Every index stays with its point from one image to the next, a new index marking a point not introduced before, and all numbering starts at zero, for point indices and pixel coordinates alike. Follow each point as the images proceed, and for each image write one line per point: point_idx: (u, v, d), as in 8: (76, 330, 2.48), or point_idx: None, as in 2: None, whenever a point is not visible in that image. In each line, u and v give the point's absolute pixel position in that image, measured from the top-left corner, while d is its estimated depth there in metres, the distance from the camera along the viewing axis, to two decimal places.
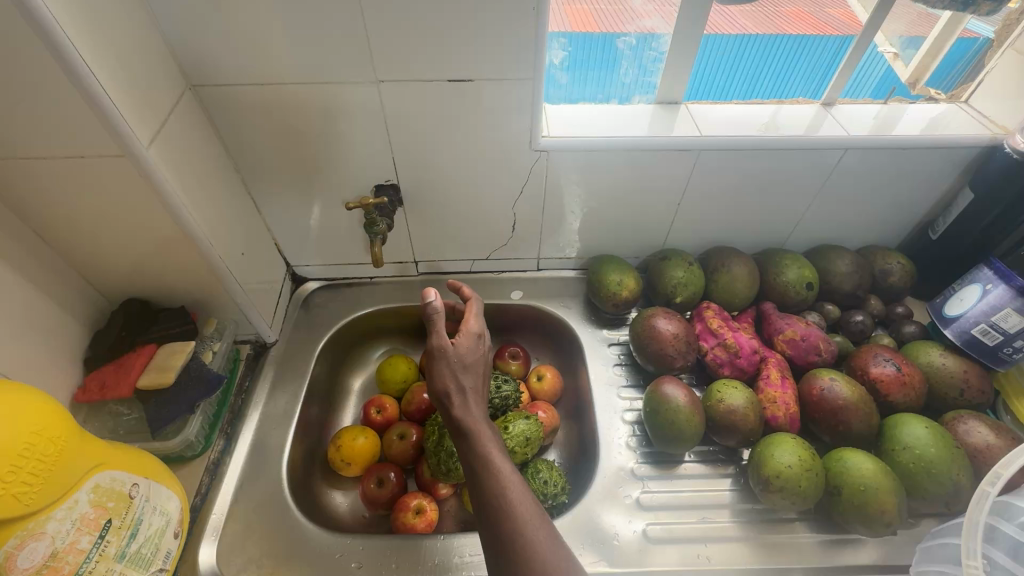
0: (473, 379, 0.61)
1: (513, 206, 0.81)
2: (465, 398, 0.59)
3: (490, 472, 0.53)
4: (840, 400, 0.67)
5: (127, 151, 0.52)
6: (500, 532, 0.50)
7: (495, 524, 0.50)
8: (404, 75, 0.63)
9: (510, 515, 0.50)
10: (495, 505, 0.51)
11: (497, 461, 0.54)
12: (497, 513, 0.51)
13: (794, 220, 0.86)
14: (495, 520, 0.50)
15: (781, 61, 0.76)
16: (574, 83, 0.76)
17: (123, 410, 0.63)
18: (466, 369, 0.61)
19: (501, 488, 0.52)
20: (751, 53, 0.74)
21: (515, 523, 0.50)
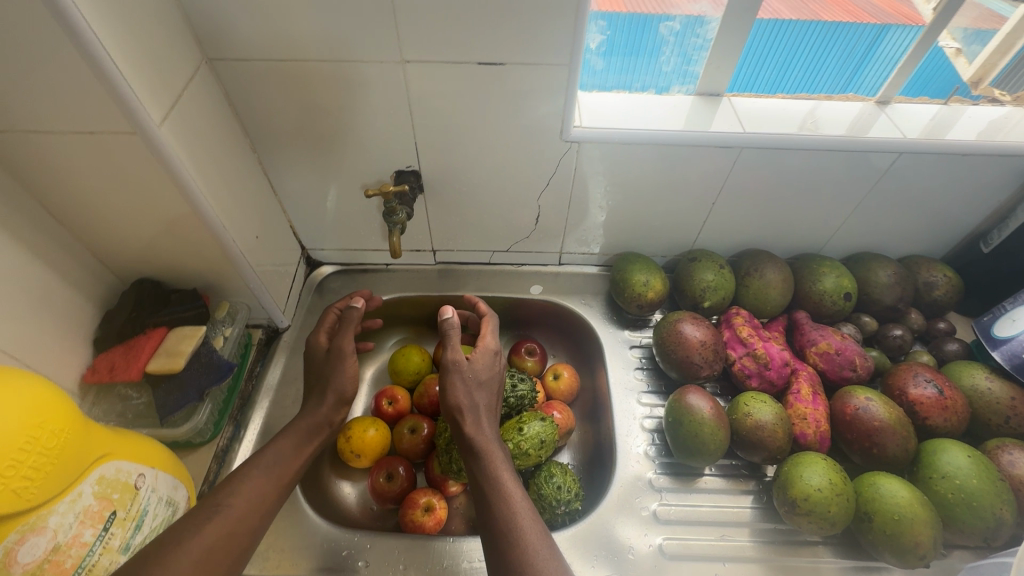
0: (487, 398, 0.61)
1: (539, 197, 0.77)
2: (478, 416, 0.58)
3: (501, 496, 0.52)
4: (876, 421, 0.63)
5: (139, 130, 0.49)
6: (508, 555, 0.48)
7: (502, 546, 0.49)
8: (431, 56, 0.59)
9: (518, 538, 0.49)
10: (503, 527, 0.50)
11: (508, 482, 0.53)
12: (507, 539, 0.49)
13: (835, 225, 0.81)
14: (502, 541, 0.49)
15: (838, 54, 0.71)
16: (609, 69, 0.71)
17: (133, 394, 0.62)
18: (480, 387, 0.61)
19: (512, 511, 0.51)
20: (806, 44, 0.69)
21: (525, 549, 0.48)
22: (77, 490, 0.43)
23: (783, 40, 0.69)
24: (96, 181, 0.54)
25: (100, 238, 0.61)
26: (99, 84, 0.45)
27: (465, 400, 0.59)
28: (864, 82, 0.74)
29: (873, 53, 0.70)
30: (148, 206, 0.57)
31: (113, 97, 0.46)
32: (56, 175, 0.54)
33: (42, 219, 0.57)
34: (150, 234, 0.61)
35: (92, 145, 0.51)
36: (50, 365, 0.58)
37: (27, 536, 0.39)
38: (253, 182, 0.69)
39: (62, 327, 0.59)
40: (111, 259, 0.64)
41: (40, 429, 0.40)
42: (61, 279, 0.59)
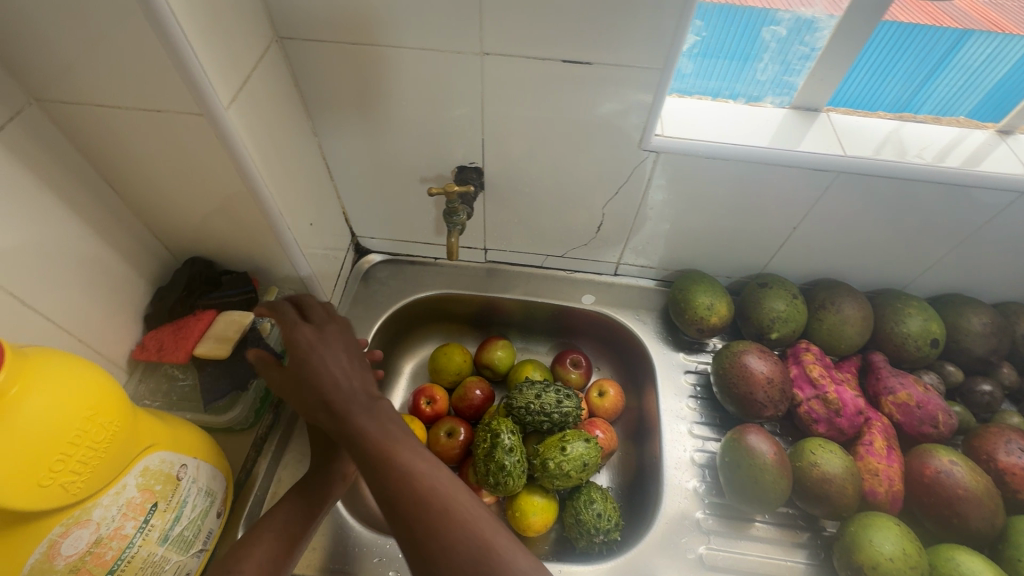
0: (334, 376, 0.50)
1: (605, 205, 0.72)
2: (330, 411, 0.49)
3: (409, 481, 0.44)
4: (961, 488, 0.57)
5: (206, 111, 0.47)
6: (440, 548, 0.41)
7: (428, 532, 0.42)
8: (513, 49, 0.55)
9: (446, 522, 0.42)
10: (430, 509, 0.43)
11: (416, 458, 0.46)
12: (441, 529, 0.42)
13: (927, 264, 0.74)
14: (431, 529, 0.42)
15: (957, 72, 0.63)
16: (698, 73, 0.66)
17: (179, 375, 0.62)
18: (321, 369, 0.50)
19: (436, 494, 0.44)
20: (930, 56, 0.62)
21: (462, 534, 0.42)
22: (122, 482, 0.42)
23: (910, 49, 0.61)
24: (159, 160, 0.53)
25: (158, 216, 0.60)
26: (171, 64, 0.43)
27: (342, 376, 0.51)
28: (933, 93, 0.66)
29: (950, 59, 0.62)
30: (207, 188, 0.56)
31: (182, 76, 0.44)
32: (119, 151, 0.52)
33: (103, 193, 0.56)
34: (207, 215, 0.59)
35: (157, 123, 0.49)
36: (102, 340, 0.58)
37: (72, 529, 0.39)
38: (312, 168, 0.66)
39: (117, 303, 0.59)
40: (166, 236, 0.63)
41: (91, 423, 0.39)
42: (118, 254, 0.58)
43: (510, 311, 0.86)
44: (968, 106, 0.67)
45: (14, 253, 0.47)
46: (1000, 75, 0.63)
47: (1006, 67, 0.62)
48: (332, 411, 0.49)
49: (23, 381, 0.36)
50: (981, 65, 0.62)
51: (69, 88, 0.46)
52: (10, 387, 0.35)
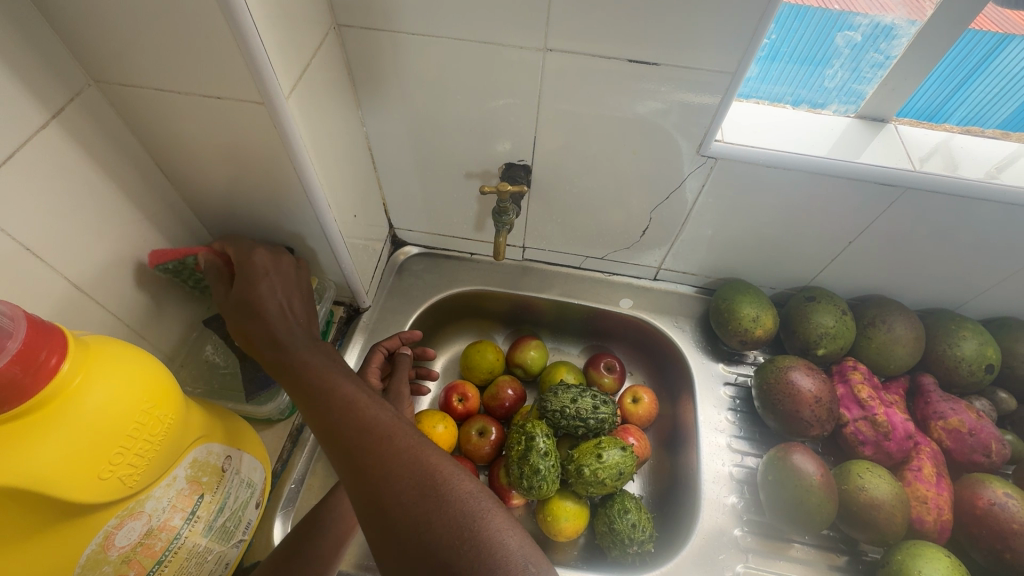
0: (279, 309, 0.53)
1: (653, 209, 0.70)
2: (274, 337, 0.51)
3: (351, 411, 0.44)
4: (1016, 523, 0.56)
5: (267, 100, 0.46)
6: (378, 475, 0.40)
7: (368, 456, 0.41)
8: (578, 47, 0.53)
9: (380, 456, 0.41)
10: (368, 446, 0.42)
11: (357, 401, 0.45)
12: (382, 466, 0.41)
13: (987, 286, 0.71)
14: (369, 467, 0.41)
15: (1003, 84, 0.60)
16: (762, 78, 0.63)
17: (220, 362, 0.62)
18: (266, 300, 0.53)
19: (375, 431, 0.43)
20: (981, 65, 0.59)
21: (398, 469, 0.40)
22: (173, 474, 0.42)
23: (966, 56, 0.58)
24: (211, 146, 0.52)
25: (205, 202, 0.59)
26: (237, 52, 0.42)
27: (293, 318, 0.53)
28: (966, 98, 0.63)
29: (986, 65, 0.59)
30: (257, 177, 0.55)
31: (248, 64, 0.43)
32: (173, 136, 0.52)
33: (153, 177, 0.55)
34: (254, 203, 0.59)
35: (214, 110, 0.48)
36: (146, 324, 0.57)
37: (125, 521, 0.39)
38: (358, 157, 0.65)
39: (161, 286, 0.59)
40: (211, 222, 0.62)
41: (148, 416, 0.38)
42: (165, 239, 0.58)
43: (543, 311, 0.85)
44: (1005, 114, 0.63)
45: (69, 237, 0.47)
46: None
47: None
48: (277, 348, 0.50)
49: (86, 370, 0.35)
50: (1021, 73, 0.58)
51: (131, 71, 0.45)
52: (73, 378, 0.34)
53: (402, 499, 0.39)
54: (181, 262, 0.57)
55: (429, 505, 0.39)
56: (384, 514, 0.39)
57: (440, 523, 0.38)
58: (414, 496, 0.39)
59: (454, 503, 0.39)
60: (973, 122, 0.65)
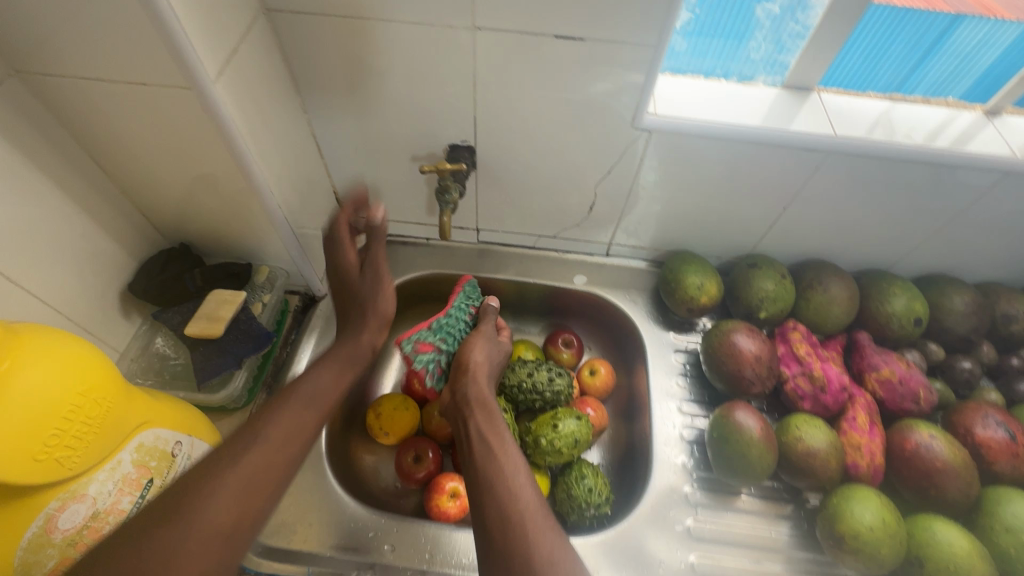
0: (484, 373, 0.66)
1: (597, 184, 0.72)
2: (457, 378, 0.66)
3: (501, 479, 0.52)
4: (938, 461, 0.59)
5: (195, 86, 0.46)
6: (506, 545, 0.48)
7: (505, 521, 0.49)
8: (505, 25, 0.54)
9: (522, 536, 0.48)
10: (506, 515, 0.50)
11: (515, 477, 0.53)
12: (518, 544, 0.47)
13: (914, 244, 0.75)
14: (505, 540, 0.48)
15: (954, 60, 0.65)
16: (691, 52, 0.65)
17: (170, 354, 0.62)
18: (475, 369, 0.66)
19: (520, 511, 0.50)
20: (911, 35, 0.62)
21: (531, 552, 0.47)
22: (117, 458, 0.43)
23: (901, 29, 0.62)
24: (144, 136, 0.52)
25: (145, 195, 0.59)
26: (157, 38, 0.42)
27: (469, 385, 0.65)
28: (925, 77, 0.67)
29: (943, 43, 0.63)
30: (193, 165, 0.55)
31: (170, 49, 0.43)
32: (104, 128, 0.51)
33: (89, 171, 0.55)
34: (192, 192, 0.58)
35: (143, 98, 0.48)
36: (90, 319, 0.57)
37: (68, 504, 0.39)
38: (301, 145, 0.66)
39: (104, 282, 0.58)
40: (154, 214, 0.62)
41: (83, 399, 0.39)
42: (105, 233, 0.58)
43: (501, 291, 0.86)
44: (960, 89, 0.68)
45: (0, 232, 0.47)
46: (992, 58, 0.64)
47: (997, 50, 0.63)
48: (458, 387, 0.65)
49: (14, 356, 0.35)
50: (974, 49, 0.63)
51: (53, 61, 0.45)
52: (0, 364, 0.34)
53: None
54: None
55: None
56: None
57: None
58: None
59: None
60: (936, 94, 0.69)
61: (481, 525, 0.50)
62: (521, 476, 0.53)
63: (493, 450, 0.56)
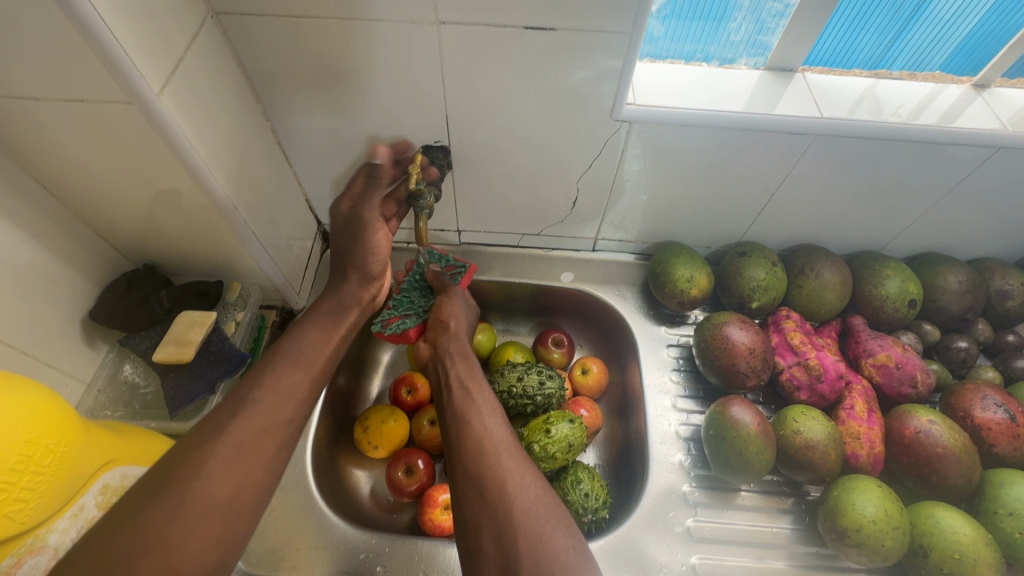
0: (455, 319, 0.65)
1: (579, 179, 0.70)
2: (436, 330, 0.65)
3: (472, 427, 0.52)
4: (939, 447, 0.58)
5: (135, 99, 0.43)
6: (479, 495, 0.47)
7: (477, 466, 0.48)
8: (470, 20, 0.51)
9: (495, 472, 0.48)
10: (476, 457, 0.49)
11: (489, 417, 0.53)
12: (490, 483, 0.47)
13: (905, 224, 0.73)
14: (479, 477, 0.48)
15: (933, 30, 0.61)
16: (669, 36, 0.63)
17: (140, 382, 0.60)
18: (449, 316, 0.65)
19: (493, 447, 0.50)
20: (891, 7, 0.59)
21: (506, 482, 0.47)
22: (79, 503, 0.42)
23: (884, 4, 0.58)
24: (89, 155, 0.49)
25: (99, 216, 0.56)
26: (89, 51, 0.39)
27: (450, 331, 0.64)
28: (905, 48, 0.64)
29: (920, 13, 0.59)
30: (147, 184, 0.52)
31: (103, 61, 0.40)
32: (48, 150, 0.48)
33: (36, 195, 0.51)
34: (150, 211, 0.55)
35: (84, 115, 0.45)
36: (50, 352, 0.54)
37: (25, 558, 0.38)
38: (265, 153, 0.63)
39: (63, 311, 0.55)
40: (113, 236, 0.59)
41: (34, 447, 0.38)
42: (60, 259, 0.54)
43: (488, 293, 0.84)
44: (941, 59, 0.65)
45: None
46: (972, 24, 0.60)
47: (977, 16, 0.59)
48: (437, 343, 0.64)
49: None
50: (953, 17, 0.60)
51: None
52: None
53: (498, 520, 0.44)
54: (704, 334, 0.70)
55: (523, 535, 0.43)
56: (480, 521, 0.45)
57: (527, 555, 0.42)
58: (502, 521, 0.44)
59: (543, 528, 0.43)
60: (914, 68, 0.66)
61: (455, 465, 0.50)
62: (497, 417, 0.53)
63: (469, 394, 0.56)
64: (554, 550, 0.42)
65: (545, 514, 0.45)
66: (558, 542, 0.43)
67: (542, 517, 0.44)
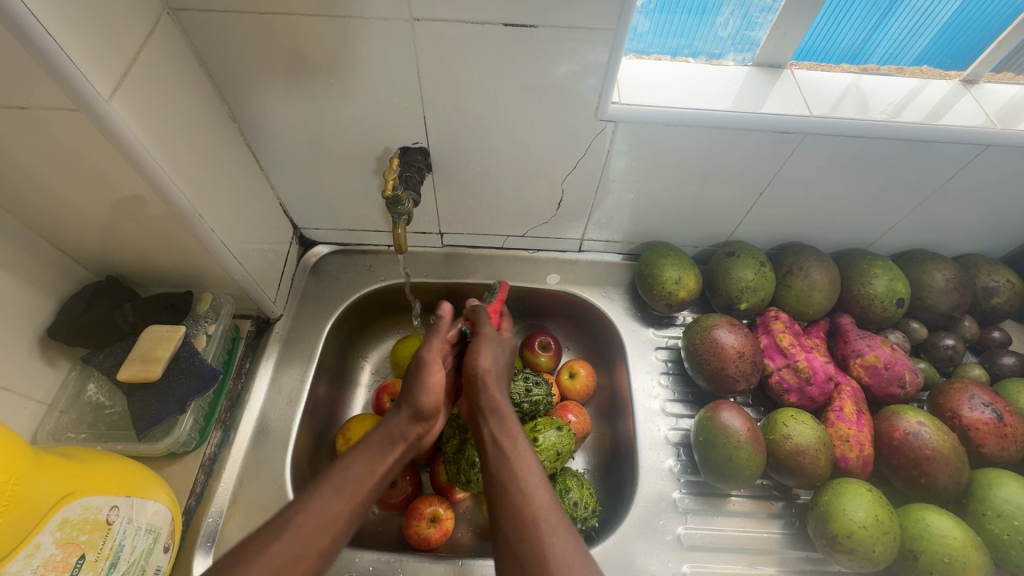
0: (495, 366, 0.61)
1: (565, 179, 0.68)
2: (477, 373, 0.61)
3: (513, 474, 0.49)
4: (928, 449, 0.58)
5: (82, 105, 0.40)
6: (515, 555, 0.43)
7: (515, 523, 0.45)
8: (446, 16, 0.49)
9: (531, 535, 0.44)
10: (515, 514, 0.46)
11: (528, 473, 0.49)
12: (527, 544, 0.43)
13: (893, 221, 0.73)
14: (516, 537, 0.44)
15: (914, 17, 0.59)
16: (656, 32, 0.61)
17: (106, 402, 0.58)
18: (489, 365, 0.61)
19: (533, 518, 0.45)
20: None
21: (539, 542, 0.43)
22: (35, 541, 0.39)
23: None
24: (35, 163, 0.45)
25: (53, 227, 0.52)
26: (27, 56, 0.36)
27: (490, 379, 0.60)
28: (885, 37, 0.62)
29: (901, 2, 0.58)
30: (103, 192, 0.49)
31: (41, 65, 0.37)
32: None
33: None
34: (109, 221, 0.52)
35: (25, 123, 0.41)
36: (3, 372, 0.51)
37: None
38: (234, 157, 0.59)
39: (16, 328, 0.52)
40: (72, 248, 0.55)
41: None
42: (13, 274, 0.51)
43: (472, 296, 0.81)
44: (920, 48, 0.64)
45: None
46: (950, 13, 0.59)
47: (954, 4, 0.58)
48: (476, 394, 0.59)
49: None
50: (932, 5, 0.58)
51: None
52: None
53: None
54: (699, 342, 0.67)
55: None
56: (507, 553, 0.44)
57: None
58: None
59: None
60: (891, 60, 0.65)
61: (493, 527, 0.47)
62: (537, 481, 0.48)
63: (508, 450, 0.52)
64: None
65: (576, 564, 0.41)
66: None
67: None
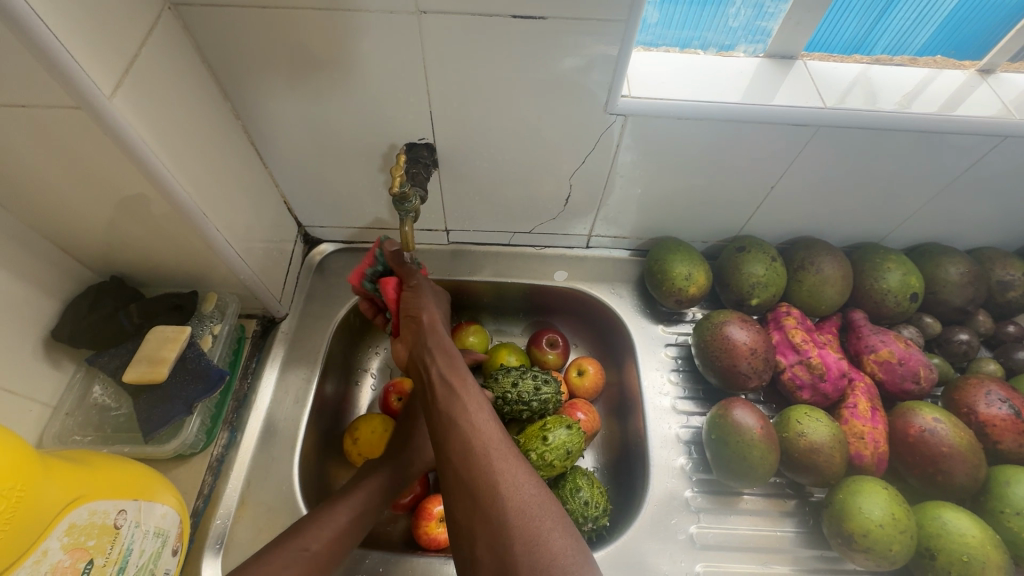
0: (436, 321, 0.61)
1: (573, 174, 0.67)
2: (412, 323, 0.61)
3: (462, 432, 0.49)
4: (944, 446, 0.57)
5: (84, 103, 0.39)
6: (474, 509, 0.44)
7: (467, 468, 0.46)
8: (453, 9, 0.48)
9: (483, 471, 0.46)
10: (464, 450, 0.48)
11: (475, 415, 0.50)
12: (480, 478, 0.45)
13: (906, 215, 0.71)
14: (470, 478, 0.46)
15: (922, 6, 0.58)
16: (665, 24, 0.60)
17: (111, 404, 0.57)
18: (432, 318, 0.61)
19: (483, 445, 0.47)
20: None
21: (493, 481, 0.45)
22: (44, 547, 0.38)
23: None
24: (36, 163, 0.44)
25: (56, 227, 0.51)
26: (27, 54, 0.35)
27: (432, 328, 0.60)
28: (890, 28, 0.61)
29: None
30: (107, 192, 0.48)
31: (41, 63, 0.36)
32: None
33: None
34: (113, 221, 0.51)
35: (25, 122, 0.40)
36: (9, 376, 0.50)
37: None
38: (237, 155, 0.59)
39: (21, 331, 0.51)
40: (75, 248, 0.55)
41: None
42: (17, 276, 0.50)
43: (479, 293, 0.81)
44: (925, 39, 0.62)
45: None
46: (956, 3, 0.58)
47: None
48: (414, 340, 0.60)
49: None
50: None
51: None
52: None
53: (494, 524, 0.43)
54: (705, 344, 0.66)
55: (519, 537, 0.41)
56: (466, 503, 0.45)
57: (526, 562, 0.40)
58: (498, 538, 0.42)
59: (541, 534, 0.42)
60: (898, 51, 0.64)
61: (442, 478, 0.48)
62: (484, 415, 0.50)
63: (454, 391, 0.53)
64: (551, 552, 0.41)
65: (538, 514, 0.43)
66: (554, 543, 0.41)
67: (537, 517, 0.43)
